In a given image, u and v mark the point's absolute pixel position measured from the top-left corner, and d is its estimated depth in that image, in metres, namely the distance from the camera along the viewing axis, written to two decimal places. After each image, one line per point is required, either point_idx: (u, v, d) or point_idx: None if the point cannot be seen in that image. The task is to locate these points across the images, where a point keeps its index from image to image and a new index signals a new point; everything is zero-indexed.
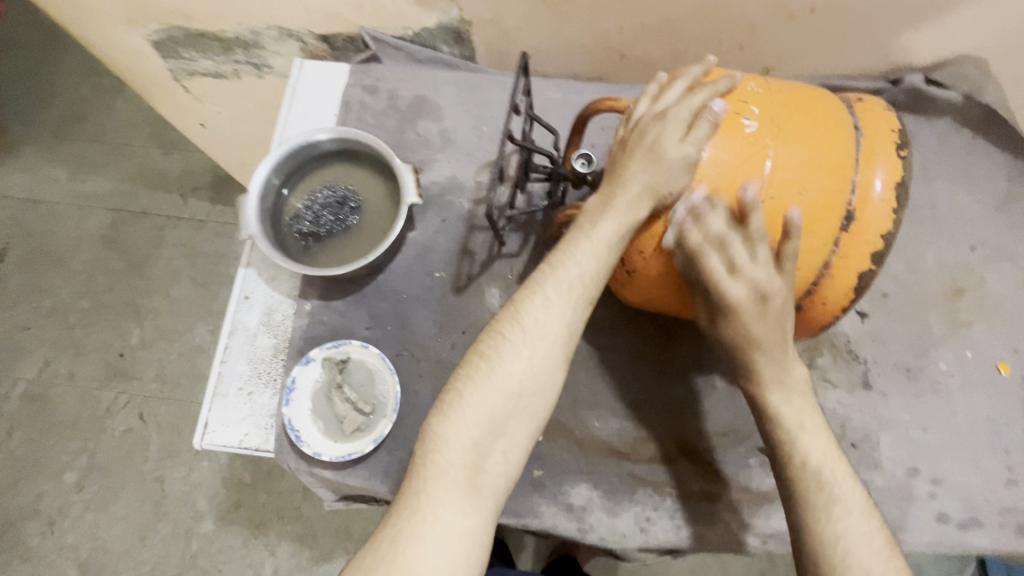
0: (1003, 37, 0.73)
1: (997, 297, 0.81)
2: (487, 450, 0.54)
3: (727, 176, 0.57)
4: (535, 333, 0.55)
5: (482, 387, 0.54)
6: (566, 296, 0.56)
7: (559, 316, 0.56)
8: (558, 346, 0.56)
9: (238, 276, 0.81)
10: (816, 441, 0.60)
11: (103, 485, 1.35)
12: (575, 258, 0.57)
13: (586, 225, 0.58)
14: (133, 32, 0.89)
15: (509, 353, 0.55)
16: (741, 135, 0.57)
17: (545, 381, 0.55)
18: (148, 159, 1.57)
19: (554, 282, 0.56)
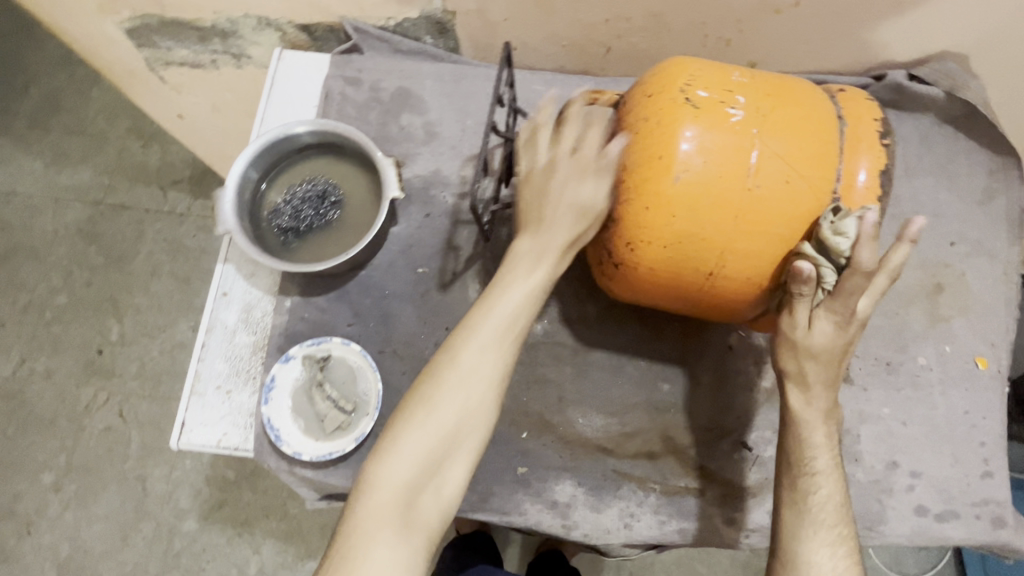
0: (984, 33, 0.74)
1: (976, 292, 0.82)
2: (422, 487, 0.53)
3: (714, 165, 0.56)
4: (468, 377, 0.54)
5: (419, 430, 0.53)
6: (504, 336, 0.55)
7: (495, 356, 0.54)
8: (493, 388, 0.54)
9: (215, 271, 0.79)
10: (819, 455, 0.59)
11: (82, 484, 1.33)
12: (510, 297, 0.56)
13: (516, 267, 0.57)
14: (104, 19, 0.86)
15: (443, 398, 0.53)
16: (727, 124, 0.56)
17: (481, 422, 0.54)
18: (126, 151, 1.53)
19: (489, 325, 0.55)
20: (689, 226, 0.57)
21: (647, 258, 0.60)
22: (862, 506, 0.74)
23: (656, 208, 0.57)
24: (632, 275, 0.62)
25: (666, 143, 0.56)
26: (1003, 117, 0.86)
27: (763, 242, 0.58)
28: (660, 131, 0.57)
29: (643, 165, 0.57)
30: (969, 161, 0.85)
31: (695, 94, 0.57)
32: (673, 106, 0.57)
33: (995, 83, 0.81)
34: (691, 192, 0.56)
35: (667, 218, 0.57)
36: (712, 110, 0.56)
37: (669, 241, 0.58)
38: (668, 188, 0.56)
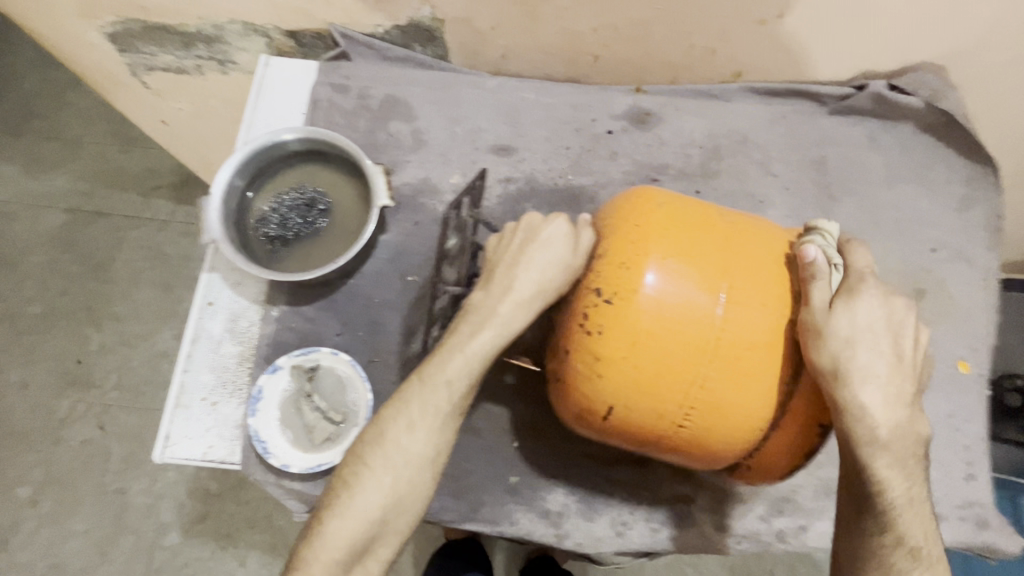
0: (960, 45, 0.75)
1: (956, 297, 0.84)
2: (353, 564, 0.55)
3: (672, 315, 0.55)
4: (396, 459, 0.57)
5: (353, 505, 0.56)
6: (431, 417, 0.58)
7: (423, 439, 0.58)
8: (424, 468, 0.58)
9: (201, 280, 0.77)
10: (894, 486, 0.56)
11: (60, 498, 1.29)
12: (444, 373, 0.59)
13: (461, 336, 0.60)
14: (86, 24, 0.84)
15: (370, 481, 0.56)
16: (690, 273, 0.55)
17: (411, 502, 0.57)
18: (107, 156, 1.50)
19: (419, 404, 0.58)
20: (657, 359, 0.55)
21: (609, 387, 0.56)
22: None
23: (624, 331, 0.55)
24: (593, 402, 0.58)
25: (627, 283, 0.55)
26: (980, 126, 0.88)
27: (733, 381, 0.55)
28: (633, 259, 0.56)
29: (610, 291, 0.56)
30: (947, 169, 0.87)
31: (670, 222, 0.58)
32: (647, 230, 0.57)
33: (971, 93, 0.83)
34: (659, 321, 0.55)
35: (632, 347, 0.55)
36: (682, 237, 0.57)
37: (636, 371, 0.55)
38: (637, 316, 0.55)
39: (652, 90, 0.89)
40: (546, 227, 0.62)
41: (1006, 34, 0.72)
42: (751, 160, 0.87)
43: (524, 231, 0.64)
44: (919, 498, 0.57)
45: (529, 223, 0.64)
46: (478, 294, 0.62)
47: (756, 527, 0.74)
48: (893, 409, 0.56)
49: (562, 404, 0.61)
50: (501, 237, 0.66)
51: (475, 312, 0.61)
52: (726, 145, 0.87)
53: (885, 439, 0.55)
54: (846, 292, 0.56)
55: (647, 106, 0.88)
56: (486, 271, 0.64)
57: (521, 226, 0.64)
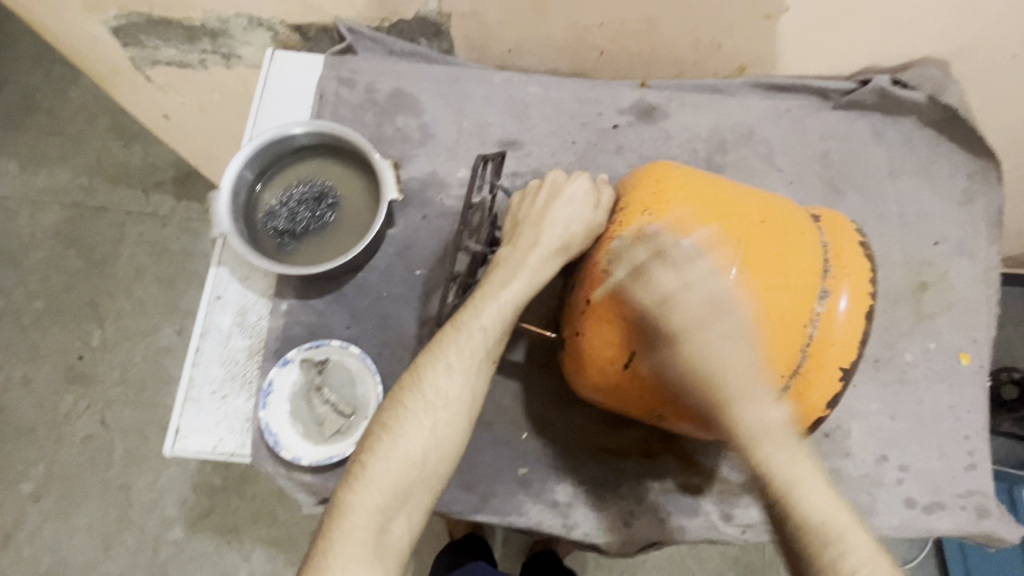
0: (965, 40, 0.76)
1: (958, 291, 0.85)
2: (394, 511, 0.55)
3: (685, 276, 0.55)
4: (435, 402, 0.58)
5: (395, 444, 0.56)
6: (469, 362, 0.59)
7: (460, 384, 0.59)
8: (462, 412, 0.59)
9: (209, 274, 0.77)
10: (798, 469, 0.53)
11: (63, 494, 1.29)
12: (479, 320, 0.60)
13: (493, 286, 0.62)
14: (90, 18, 0.84)
15: (411, 424, 0.57)
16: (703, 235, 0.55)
17: (450, 446, 0.58)
18: (107, 151, 1.49)
19: (456, 349, 0.60)
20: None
21: (616, 336, 0.58)
22: (854, 500, 0.76)
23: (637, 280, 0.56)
24: (600, 351, 0.59)
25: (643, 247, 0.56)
26: (983, 120, 0.89)
27: None
28: (655, 215, 0.57)
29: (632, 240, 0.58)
30: (949, 164, 0.88)
31: (687, 189, 0.59)
32: (672, 191, 0.59)
33: (974, 87, 0.84)
34: None
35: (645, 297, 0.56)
36: (704, 199, 0.58)
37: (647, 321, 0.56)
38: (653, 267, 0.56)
39: (657, 84, 0.89)
40: (570, 184, 0.65)
41: (1010, 29, 0.73)
42: (756, 154, 0.87)
43: (549, 189, 0.66)
44: (812, 479, 0.52)
45: (553, 181, 0.67)
46: (507, 249, 0.64)
47: (761, 516, 0.75)
48: (758, 404, 0.52)
49: (572, 357, 0.63)
50: (525, 196, 0.68)
51: (503, 264, 0.63)
52: (731, 140, 0.88)
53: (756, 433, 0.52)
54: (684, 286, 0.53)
55: (653, 100, 0.88)
56: (512, 229, 0.66)
57: (547, 184, 0.67)
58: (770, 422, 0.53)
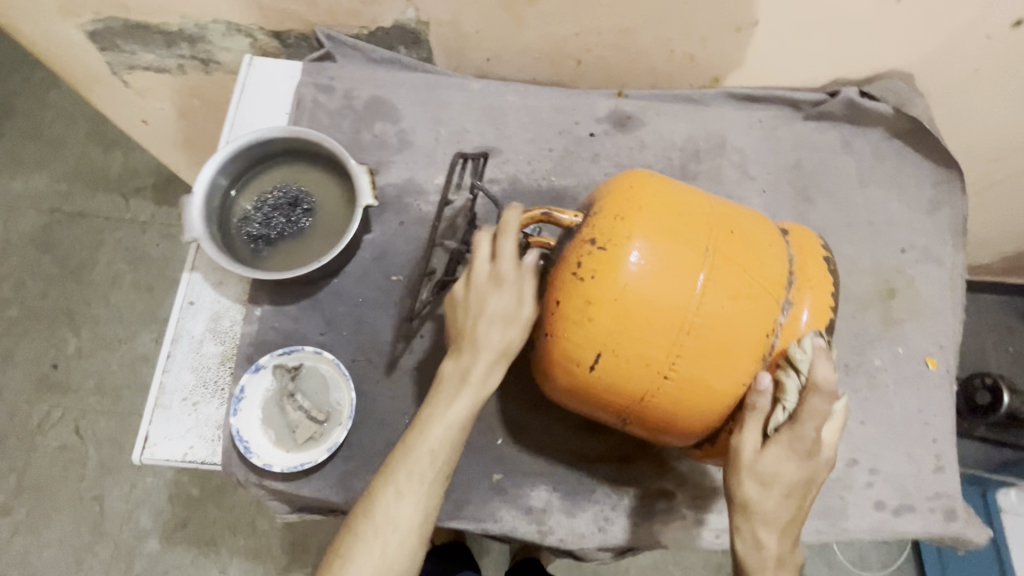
0: (926, 54, 0.79)
1: (925, 296, 0.87)
2: None
3: (651, 293, 0.56)
4: (387, 530, 0.58)
5: (352, 572, 0.57)
6: (419, 485, 0.59)
7: (433, 470, 0.59)
8: (414, 534, 0.58)
9: (182, 280, 0.77)
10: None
11: (34, 506, 1.26)
12: (427, 442, 0.59)
13: (438, 405, 0.60)
14: (65, 22, 0.83)
15: (391, 508, 0.58)
16: (672, 254, 0.57)
17: (403, 572, 0.58)
18: (86, 157, 1.48)
19: (405, 472, 0.59)
20: (638, 316, 0.56)
21: (583, 338, 0.58)
22: (825, 504, 0.77)
23: (606, 282, 0.56)
24: (567, 355, 0.59)
25: (613, 261, 0.56)
26: (948, 131, 0.92)
27: (695, 363, 0.58)
28: (628, 220, 0.58)
29: (606, 241, 0.58)
30: (916, 173, 0.90)
31: (662, 202, 0.59)
32: (651, 198, 0.59)
33: (939, 100, 0.86)
34: (637, 296, 0.56)
35: (614, 301, 0.56)
36: (678, 215, 0.59)
37: (617, 323, 0.56)
38: (623, 271, 0.56)
39: (633, 94, 0.91)
40: (492, 295, 0.60)
41: (970, 43, 0.75)
42: (730, 163, 0.89)
43: (473, 295, 0.61)
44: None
45: (474, 286, 0.61)
46: (451, 361, 0.62)
47: None
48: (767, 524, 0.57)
49: (538, 358, 0.62)
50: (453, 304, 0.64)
51: (448, 382, 0.61)
52: (706, 148, 0.89)
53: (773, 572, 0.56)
54: (786, 441, 0.56)
55: (629, 110, 0.90)
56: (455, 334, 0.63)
57: (470, 288, 0.62)
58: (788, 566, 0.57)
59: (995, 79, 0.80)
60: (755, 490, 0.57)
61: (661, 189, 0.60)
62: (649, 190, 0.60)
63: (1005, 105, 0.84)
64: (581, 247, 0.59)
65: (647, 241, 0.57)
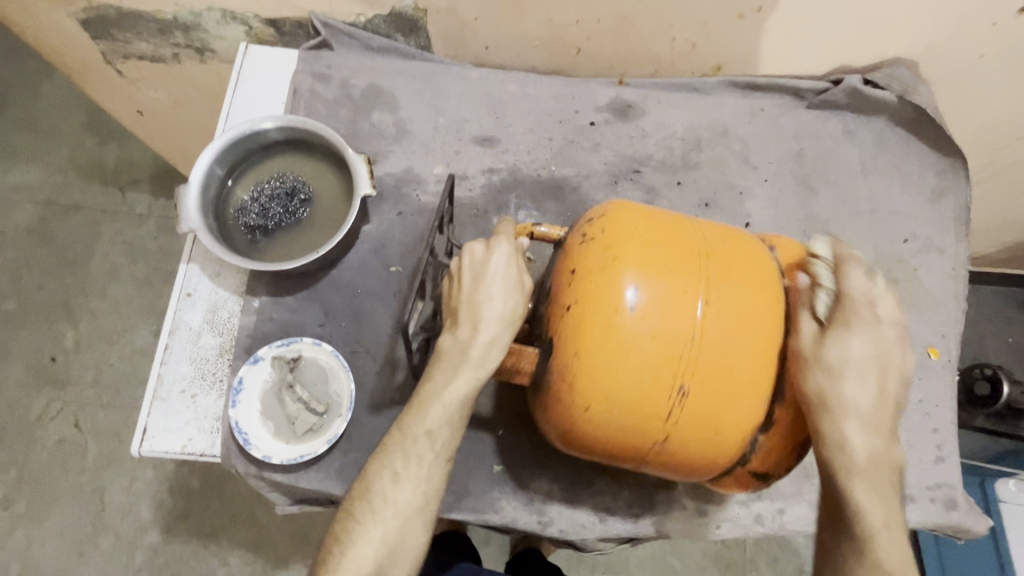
0: (931, 39, 0.77)
1: (927, 286, 0.86)
2: (387, 560, 0.57)
3: (649, 334, 0.56)
4: (385, 512, 0.58)
5: (354, 554, 0.57)
6: (415, 466, 0.59)
7: (436, 442, 0.59)
8: (415, 517, 0.58)
9: (178, 272, 0.76)
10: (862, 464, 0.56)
11: (35, 499, 1.26)
12: (424, 421, 0.59)
13: (437, 383, 0.59)
14: (57, 10, 0.82)
15: (394, 483, 0.58)
16: (666, 293, 0.56)
17: (405, 558, 0.58)
18: (81, 148, 1.46)
19: (402, 454, 0.59)
20: (641, 364, 0.56)
21: (588, 386, 0.57)
22: None
23: (604, 329, 0.56)
24: (576, 408, 0.58)
25: (608, 305, 0.56)
26: (951, 119, 0.91)
27: (702, 403, 0.57)
28: (614, 257, 0.58)
29: (596, 284, 0.57)
30: (919, 162, 0.89)
31: (648, 240, 0.59)
32: (635, 236, 0.59)
33: (943, 87, 0.85)
34: (636, 341, 0.55)
35: (616, 347, 0.56)
36: (667, 252, 0.58)
37: (622, 366, 0.56)
38: (620, 318, 0.56)
39: (634, 82, 0.90)
40: (490, 260, 0.61)
41: (976, 30, 0.74)
42: (732, 152, 0.88)
43: (469, 268, 0.61)
44: (882, 508, 0.55)
45: (470, 260, 0.61)
46: (448, 337, 0.61)
47: (734, 511, 0.75)
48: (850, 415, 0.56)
49: (546, 408, 0.62)
50: (450, 279, 0.63)
51: (448, 359, 0.60)
52: (707, 137, 0.88)
53: (858, 472, 0.56)
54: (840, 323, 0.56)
55: (630, 98, 0.89)
56: (450, 309, 0.62)
57: (465, 260, 0.62)
58: (879, 468, 0.56)
59: (1001, 66, 0.79)
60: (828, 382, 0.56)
61: (646, 225, 0.60)
62: (634, 226, 0.60)
63: (1008, 92, 0.83)
64: (573, 293, 0.58)
65: (640, 282, 0.56)
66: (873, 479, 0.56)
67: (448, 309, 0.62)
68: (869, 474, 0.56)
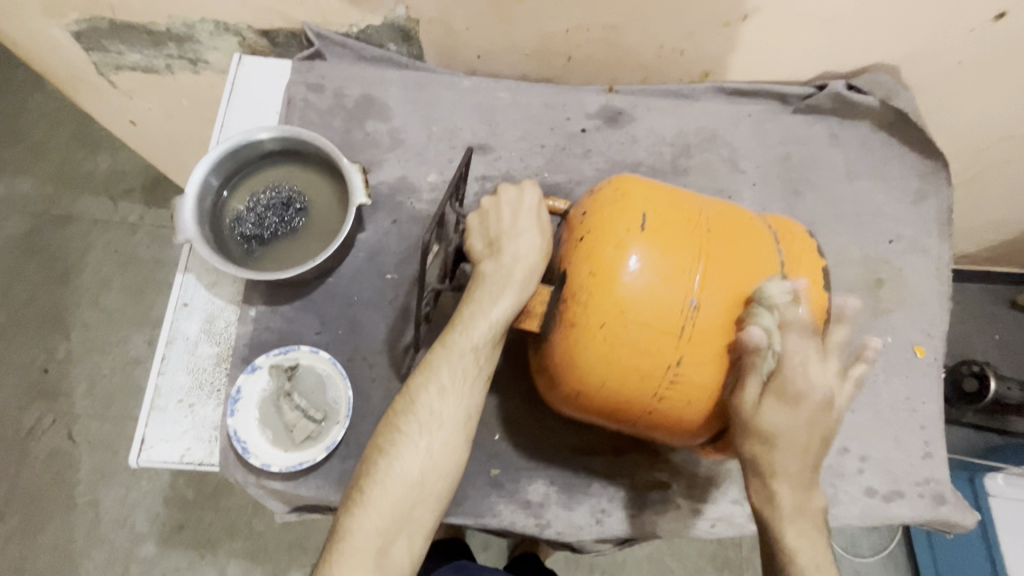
0: (911, 46, 0.80)
1: (912, 287, 0.88)
2: (428, 465, 0.60)
3: (652, 291, 0.57)
4: (431, 422, 0.60)
5: (402, 458, 0.59)
6: (460, 382, 0.61)
7: (477, 358, 0.62)
8: (458, 430, 0.61)
9: (175, 282, 0.76)
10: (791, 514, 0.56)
11: (28, 512, 1.25)
12: (470, 338, 0.61)
13: (481, 302, 0.61)
14: (50, 23, 0.82)
15: (439, 394, 0.61)
16: (670, 255, 0.58)
17: (447, 467, 0.60)
18: (72, 159, 1.46)
19: (449, 369, 0.61)
20: (651, 283, 0.57)
21: (588, 338, 0.58)
22: None
23: (616, 248, 0.57)
24: (587, 327, 0.58)
25: (614, 260, 0.57)
26: (932, 123, 0.93)
27: (699, 361, 0.58)
28: (625, 214, 0.59)
29: (603, 239, 0.58)
30: (902, 165, 0.92)
31: (659, 204, 0.60)
32: (645, 198, 0.60)
33: (924, 93, 0.88)
34: (638, 295, 0.57)
35: (625, 267, 0.57)
36: (673, 216, 0.60)
37: (623, 320, 0.57)
38: (625, 267, 0.57)
39: (623, 90, 0.91)
40: (525, 195, 0.65)
41: (953, 37, 0.77)
42: (719, 157, 0.90)
43: (508, 204, 0.65)
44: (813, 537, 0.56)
45: (507, 199, 0.66)
46: (489, 262, 0.63)
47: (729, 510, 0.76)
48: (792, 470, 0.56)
49: (555, 341, 0.61)
50: (483, 216, 0.66)
51: (490, 282, 0.62)
52: (696, 144, 0.90)
53: (786, 512, 0.56)
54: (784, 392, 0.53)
55: (619, 105, 0.90)
56: (489, 243, 0.65)
57: (499, 198, 0.66)
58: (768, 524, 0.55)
59: (977, 71, 0.81)
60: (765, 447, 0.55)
61: (654, 190, 0.62)
62: (645, 191, 0.61)
63: (986, 97, 0.85)
64: (585, 241, 0.60)
65: (645, 242, 0.57)
66: (801, 513, 0.56)
67: (484, 241, 0.65)
68: (797, 509, 0.56)
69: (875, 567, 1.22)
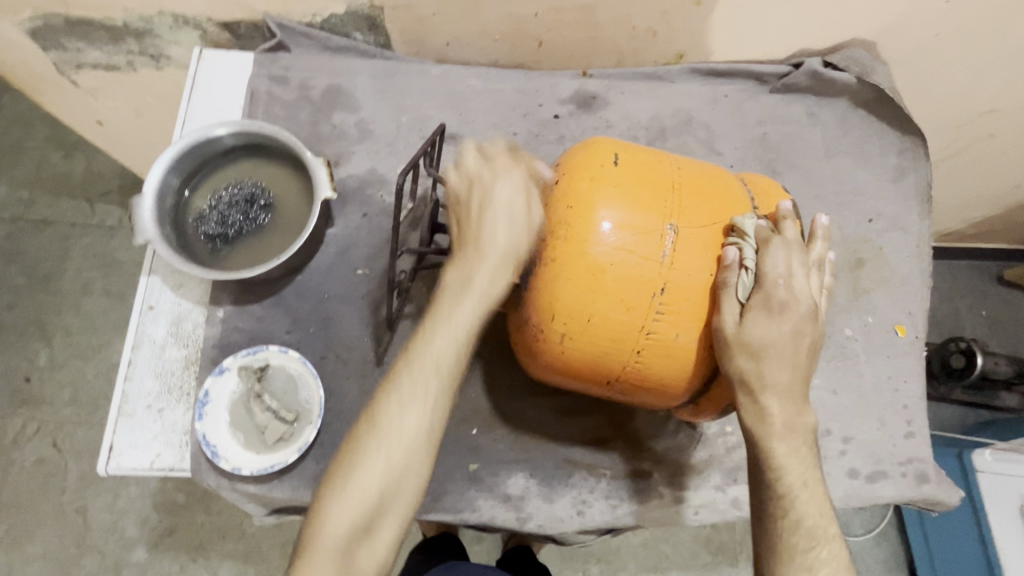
0: (887, 19, 0.78)
1: (893, 265, 0.87)
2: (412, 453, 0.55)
3: (623, 250, 0.56)
4: (416, 405, 0.56)
5: (383, 445, 0.54)
6: (448, 361, 0.57)
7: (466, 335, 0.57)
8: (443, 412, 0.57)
9: (139, 285, 0.74)
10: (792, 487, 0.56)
11: (16, 522, 1.23)
12: (457, 314, 0.57)
13: (467, 273, 0.57)
14: (3, 21, 0.79)
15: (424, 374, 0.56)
16: (643, 214, 0.56)
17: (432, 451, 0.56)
18: (46, 161, 1.43)
19: (435, 348, 0.57)
20: (622, 243, 0.56)
21: (560, 298, 0.57)
22: None
23: (587, 190, 0.57)
24: (557, 286, 0.57)
25: (585, 219, 0.56)
26: (909, 99, 0.92)
27: (669, 322, 0.57)
28: (596, 175, 0.58)
29: (574, 201, 0.57)
30: (881, 142, 0.90)
31: (631, 163, 0.59)
32: (619, 157, 0.59)
33: (902, 67, 0.86)
34: (609, 254, 0.55)
35: (597, 207, 0.56)
36: (645, 176, 0.58)
37: (594, 279, 0.56)
38: (596, 227, 0.56)
39: (597, 73, 0.89)
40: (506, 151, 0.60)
41: (930, 8, 0.75)
42: (697, 139, 0.88)
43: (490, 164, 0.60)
44: (816, 495, 0.56)
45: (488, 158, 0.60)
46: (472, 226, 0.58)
47: (712, 496, 0.76)
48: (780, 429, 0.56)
49: (533, 291, 0.59)
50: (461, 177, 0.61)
51: (470, 248, 0.57)
52: (672, 126, 0.88)
53: (776, 429, 0.56)
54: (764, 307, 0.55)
55: (593, 90, 0.88)
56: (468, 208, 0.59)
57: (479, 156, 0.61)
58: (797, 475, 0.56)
59: (956, 43, 0.79)
60: (756, 368, 0.55)
61: (627, 148, 0.61)
62: (618, 148, 0.60)
63: (964, 71, 0.84)
64: (556, 202, 0.58)
65: (616, 200, 0.56)
66: (782, 439, 0.56)
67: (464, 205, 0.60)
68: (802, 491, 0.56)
69: (867, 545, 1.22)
